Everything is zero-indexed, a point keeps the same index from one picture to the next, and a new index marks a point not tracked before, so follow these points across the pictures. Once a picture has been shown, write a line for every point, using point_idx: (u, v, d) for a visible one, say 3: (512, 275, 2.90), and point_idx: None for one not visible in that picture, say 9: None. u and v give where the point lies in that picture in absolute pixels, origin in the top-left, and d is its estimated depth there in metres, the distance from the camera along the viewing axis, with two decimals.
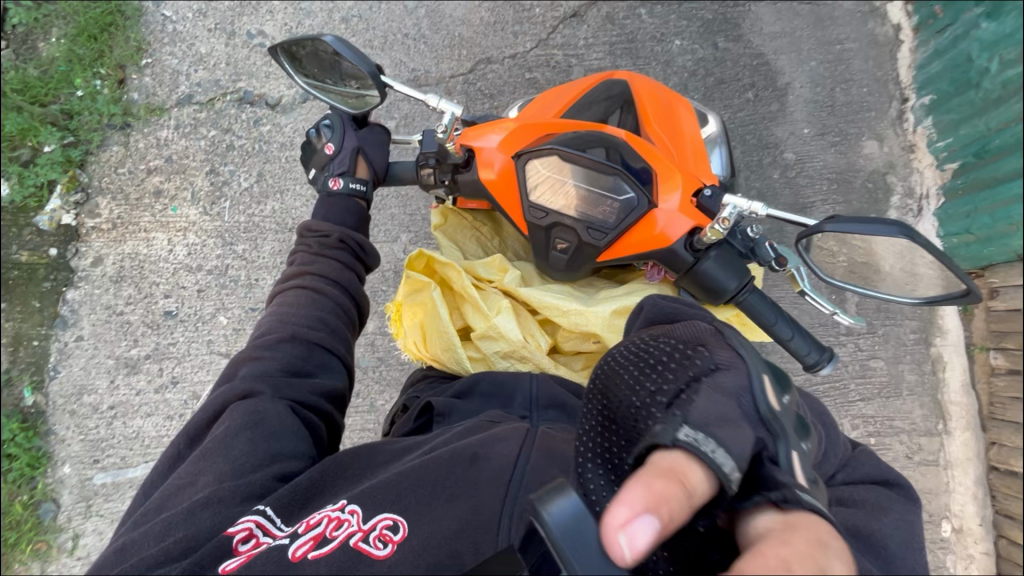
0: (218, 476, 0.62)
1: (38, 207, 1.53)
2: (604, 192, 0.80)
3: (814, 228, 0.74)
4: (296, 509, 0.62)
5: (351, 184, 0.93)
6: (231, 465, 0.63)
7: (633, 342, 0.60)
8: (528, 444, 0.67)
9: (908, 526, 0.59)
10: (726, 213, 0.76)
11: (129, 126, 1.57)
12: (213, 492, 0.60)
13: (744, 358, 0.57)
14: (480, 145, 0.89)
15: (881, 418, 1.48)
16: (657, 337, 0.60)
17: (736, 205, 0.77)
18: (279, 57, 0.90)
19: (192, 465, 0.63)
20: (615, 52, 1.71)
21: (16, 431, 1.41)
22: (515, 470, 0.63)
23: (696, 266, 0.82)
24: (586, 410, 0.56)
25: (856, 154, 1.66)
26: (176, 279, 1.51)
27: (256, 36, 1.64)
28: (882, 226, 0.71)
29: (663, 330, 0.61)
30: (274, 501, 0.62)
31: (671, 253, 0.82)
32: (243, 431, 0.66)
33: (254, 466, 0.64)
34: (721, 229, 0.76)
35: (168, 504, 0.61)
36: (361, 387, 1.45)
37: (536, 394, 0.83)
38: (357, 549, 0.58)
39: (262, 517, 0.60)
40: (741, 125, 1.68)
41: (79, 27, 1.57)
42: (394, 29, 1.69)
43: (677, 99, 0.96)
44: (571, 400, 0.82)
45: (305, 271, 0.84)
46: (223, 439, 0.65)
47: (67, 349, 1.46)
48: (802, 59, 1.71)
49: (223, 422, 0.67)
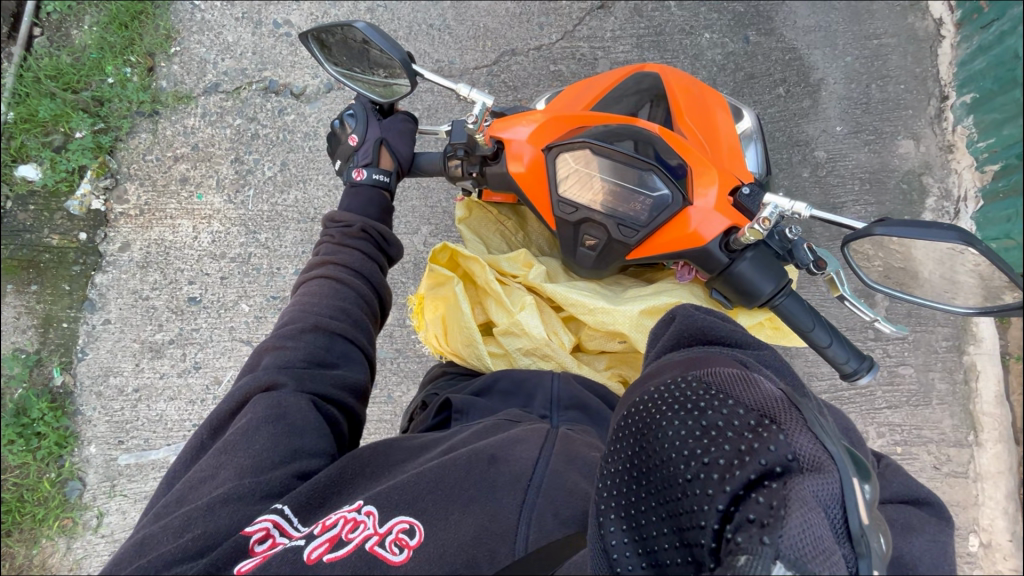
0: (239, 471, 0.61)
1: (68, 191, 1.55)
2: (634, 188, 0.78)
3: (863, 231, 0.71)
4: (313, 509, 0.61)
5: (375, 174, 0.92)
6: (252, 460, 0.62)
7: (682, 388, 0.48)
8: (547, 447, 0.69)
9: (946, 548, 0.53)
10: (768, 213, 0.72)
11: (158, 113, 1.60)
12: (233, 488, 0.59)
13: (827, 446, 0.43)
14: (509, 137, 0.88)
15: (909, 427, 1.44)
16: (716, 391, 0.47)
17: (778, 205, 0.73)
18: (308, 45, 0.89)
19: (213, 458, 0.63)
20: (642, 45, 1.68)
21: (45, 410, 1.45)
22: (534, 474, 0.65)
23: (731, 268, 0.80)
24: (614, 447, 0.49)
25: (890, 153, 1.60)
26: (200, 266, 1.53)
27: (282, 25, 1.64)
28: (938, 232, 0.69)
29: (724, 380, 0.48)
30: (292, 499, 0.61)
31: (705, 253, 0.80)
32: (264, 423, 0.65)
33: (276, 461, 0.63)
34: (762, 230, 0.73)
35: (189, 498, 0.60)
36: (379, 378, 1.46)
37: (558, 393, 0.82)
38: (373, 553, 0.57)
39: (279, 517, 0.59)
40: (771, 121, 1.63)
41: (110, 15, 1.60)
42: (418, 19, 1.68)
43: (709, 93, 0.93)
44: (592, 401, 0.81)
45: (329, 261, 0.84)
46: (244, 431, 0.64)
47: (94, 332, 1.50)
48: (836, 55, 1.66)
49: (246, 413, 0.67)
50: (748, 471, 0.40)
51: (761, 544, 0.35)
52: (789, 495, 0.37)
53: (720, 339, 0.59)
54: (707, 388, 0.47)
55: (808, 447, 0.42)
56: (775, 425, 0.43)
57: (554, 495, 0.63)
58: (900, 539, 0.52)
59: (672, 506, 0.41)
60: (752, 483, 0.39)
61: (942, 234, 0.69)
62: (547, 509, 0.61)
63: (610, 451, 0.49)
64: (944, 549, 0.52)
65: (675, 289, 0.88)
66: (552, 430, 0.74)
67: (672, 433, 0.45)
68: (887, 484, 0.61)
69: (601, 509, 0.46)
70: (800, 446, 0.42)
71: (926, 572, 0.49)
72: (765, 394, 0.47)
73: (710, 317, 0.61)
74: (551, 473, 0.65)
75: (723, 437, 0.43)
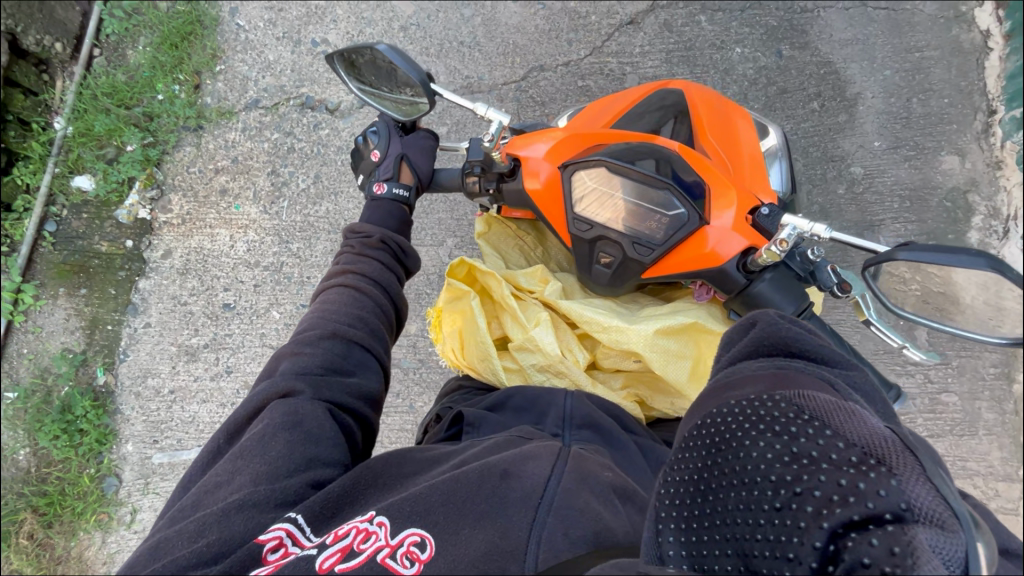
0: (254, 478, 0.63)
1: (118, 201, 1.65)
2: (653, 207, 0.78)
3: (886, 254, 0.69)
4: (325, 519, 0.62)
5: (395, 188, 0.95)
6: (268, 467, 0.64)
7: (769, 408, 0.49)
8: (560, 464, 0.69)
9: None
10: (785, 235, 0.71)
11: (202, 128, 1.68)
12: (247, 495, 0.61)
13: (949, 501, 0.40)
14: (527, 154, 0.89)
15: (952, 458, 1.36)
16: (811, 416, 0.47)
17: (797, 226, 0.73)
18: (337, 65, 0.93)
19: (229, 464, 0.64)
20: (671, 60, 1.67)
21: (88, 408, 1.52)
22: (545, 493, 0.64)
23: (749, 288, 0.78)
24: (685, 457, 0.51)
25: (932, 169, 1.54)
26: (236, 274, 1.59)
27: (320, 43, 1.72)
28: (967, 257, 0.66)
29: (812, 401, 0.48)
30: (305, 509, 0.62)
31: (721, 273, 0.79)
32: (280, 430, 0.67)
33: (291, 469, 0.64)
34: (779, 252, 0.71)
35: (205, 502, 0.62)
36: (402, 388, 1.48)
37: (571, 411, 0.81)
38: (384, 565, 0.57)
39: (292, 526, 0.60)
40: (804, 136, 1.59)
41: (162, 36, 1.70)
42: (450, 37, 1.72)
43: (735, 110, 0.92)
44: (605, 420, 0.81)
45: (349, 270, 0.86)
46: (259, 438, 0.66)
47: (136, 335, 1.57)
48: (875, 68, 1.61)
49: (263, 418, 0.69)
50: (853, 511, 0.39)
51: None
52: (913, 543, 0.36)
53: (804, 353, 0.55)
54: (799, 411, 0.47)
55: (926, 498, 0.40)
56: (884, 467, 0.41)
57: (566, 515, 0.62)
58: None
59: (750, 530, 0.43)
60: (855, 523, 0.39)
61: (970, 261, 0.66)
62: (558, 529, 0.60)
63: (679, 460, 0.51)
64: None
65: (692, 308, 0.86)
66: (564, 448, 0.73)
67: (756, 454, 0.46)
68: None
69: (661, 517, 0.49)
70: (919, 496, 0.40)
71: None
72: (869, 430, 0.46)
73: (796, 327, 0.58)
74: (563, 492, 0.65)
75: (819, 467, 0.43)
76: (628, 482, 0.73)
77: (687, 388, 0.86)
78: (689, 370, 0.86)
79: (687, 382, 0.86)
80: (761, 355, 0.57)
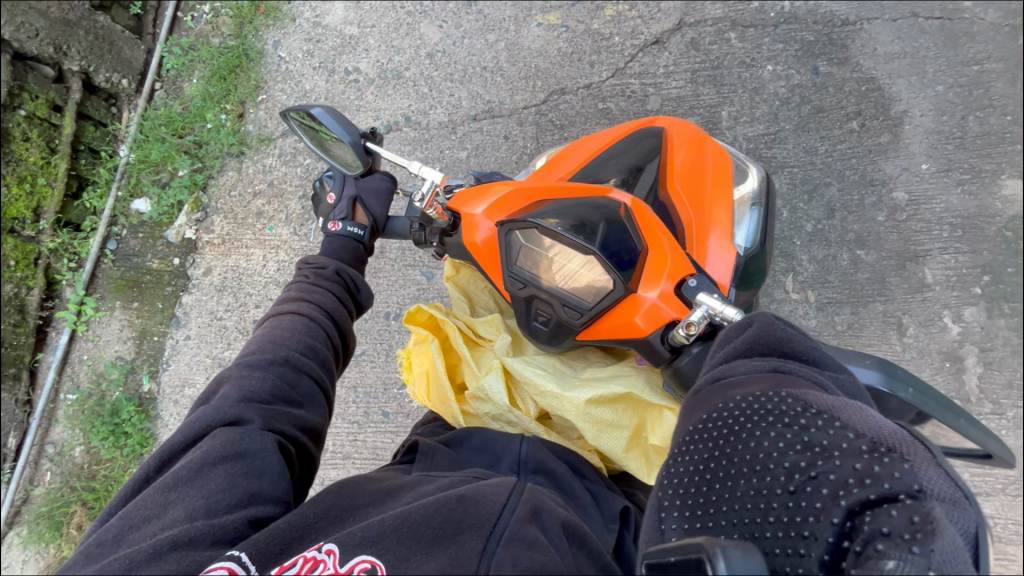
0: (190, 513, 0.63)
1: (168, 222, 1.80)
2: (584, 272, 0.79)
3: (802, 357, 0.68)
4: (271, 558, 0.62)
5: (349, 227, 1.04)
6: (204, 502, 0.64)
7: (777, 403, 0.52)
8: (515, 496, 0.70)
9: None
10: (696, 317, 0.72)
11: (243, 154, 1.80)
12: (182, 532, 0.61)
13: (956, 479, 0.44)
14: (468, 211, 0.91)
15: (1004, 521, 1.22)
16: (822, 411, 0.50)
17: (708, 306, 0.73)
18: (290, 120, 1.03)
19: (160, 497, 0.65)
20: (697, 79, 1.60)
21: (133, 412, 1.67)
22: (498, 521, 0.65)
23: (674, 362, 0.78)
24: (694, 447, 0.54)
25: (990, 195, 1.39)
26: (266, 292, 1.69)
27: (352, 72, 1.80)
28: (858, 358, 0.63)
29: (816, 397, 0.52)
30: (248, 547, 0.62)
31: (647, 343, 0.79)
32: (220, 461, 0.68)
33: (228, 506, 0.65)
34: (687, 335, 0.73)
35: (131, 538, 0.62)
36: (411, 409, 1.51)
37: (525, 456, 0.81)
38: None
39: (236, 564, 0.60)
40: (841, 158, 1.48)
41: (212, 70, 1.84)
42: (474, 62, 1.74)
43: (703, 155, 0.98)
44: (559, 469, 0.80)
45: (302, 299, 0.93)
46: (197, 467, 0.67)
47: (177, 346, 1.70)
48: (925, 84, 1.47)
49: (202, 446, 0.70)
50: (868, 491, 0.41)
51: (911, 552, 0.36)
52: (932, 515, 0.38)
53: (796, 352, 0.58)
54: (809, 407, 0.50)
55: (938, 483, 0.43)
56: (898, 455, 0.44)
57: (516, 547, 0.62)
58: None
59: (761, 513, 0.46)
60: (870, 502, 0.41)
61: (863, 365, 0.63)
62: (505, 559, 0.60)
63: (686, 452, 0.55)
64: None
65: (631, 376, 0.85)
66: (520, 482, 0.74)
67: (767, 444, 0.49)
68: None
69: (665, 505, 0.52)
70: (933, 481, 0.43)
71: None
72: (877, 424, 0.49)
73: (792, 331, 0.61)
74: (516, 521, 0.65)
75: (831, 454, 0.46)
76: (581, 525, 0.72)
77: (624, 458, 0.84)
78: (626, 441, 0.84)
79: (625, 452, 0.85)
80: (755, 356, 0.60)
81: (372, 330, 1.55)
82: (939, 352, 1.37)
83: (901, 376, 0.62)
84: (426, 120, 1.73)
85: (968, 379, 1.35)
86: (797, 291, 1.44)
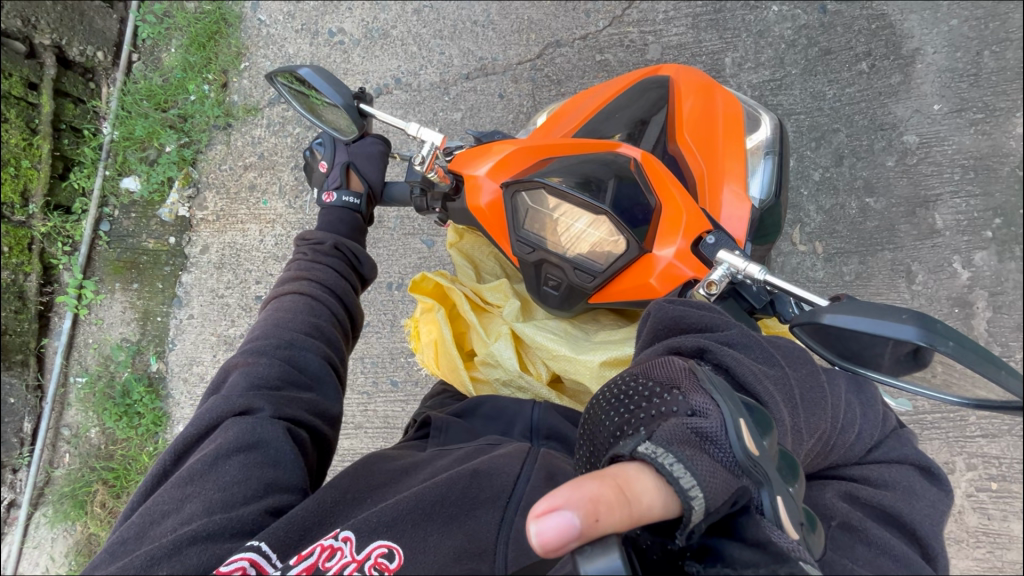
0: (207, 507, 0.63)
1: (161, 201, 1.75)
2: (602, 235, 0.77)
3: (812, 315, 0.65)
4: (293, 544, 0.62)
5: (345, 197, 1.02)
6: (223, 495, 0.64)
7: (652, 385, 0.56)
8: (529, 464, 0.70)
9: (937, 513, 0.63)
10: (716, 276, 0.73)
11: (231, 126, 1.73)
12: (201, 526, 0.60)
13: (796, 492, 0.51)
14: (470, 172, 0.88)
15: (1008, 460, 1.24)
16: (677, 392, 0.54)
17: (731, 265, 0.74)
18: (274, 83, 0.98)
19: (177, 492, 0.64)
20: (699, 25, 1.52)
21: (143, 393, 1.68)
22: (516, 487, 0.66)
23: None
24: (632, 395, 0.55)
25: (1002, 134, 1.35)
26: (266, 267, 1.67)
27: (337, 33, 1.71)
28: (892, 313, 0.59)
29: (726, 388, 0.55)
30: (270, 536, 0.61)
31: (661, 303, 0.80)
32: (234, 452, 0.67)
33: (245, 497, 0.65)
34: (708, 293, 0.74)
35: (150, 534, 0.61)
36: (419, 375, 1.51)
37: (536, 422, 0.82)
38: None
39: (256, 555, 0.60)
40: (849, 102, 1.43)
41: (191, 37, 1.75)
42: (463, 17, 1.65)
43: (715, 98, 0.95)
44: (571, 432, 0.81)
45: (303, 278, 0.91)
46: (211, 460, 0.66)
47: (182, 325, 1.70)
48: (938, 18, 1.40)
49: (216, 437, 0.69)
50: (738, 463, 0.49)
51: (751, 477, 0.48)
52: (782, 500, 0.48)
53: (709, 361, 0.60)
54: (671, 386, 0.55)
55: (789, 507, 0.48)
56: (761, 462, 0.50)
57: None
58: (904, 502, 0.62)
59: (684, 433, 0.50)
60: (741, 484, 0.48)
61: (900, 321, 0.59)
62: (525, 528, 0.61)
63: (630, 402, 0.55)
64: (940, 513, 0.63)
65: None
66: (534, 448, 0.74)
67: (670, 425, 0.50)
68: (901, 449, 0.69)
69: (627, 402, 0.55)
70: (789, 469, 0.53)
71: (933, 540, 0.60)
72: (832, 386, 0.67)
73: (688, 309, 0.67)
74: (531, 490, 0.65)
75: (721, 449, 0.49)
76: None
77: None
78: None
79: None
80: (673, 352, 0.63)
81: (376, 300, 1.54)
82: (948, 298, 1.35)
83: (941, 330, 0.57)
84: (417, 81, 1.66)
85: (976, 323, 1.34)
86: (804, 243, 1.42)
